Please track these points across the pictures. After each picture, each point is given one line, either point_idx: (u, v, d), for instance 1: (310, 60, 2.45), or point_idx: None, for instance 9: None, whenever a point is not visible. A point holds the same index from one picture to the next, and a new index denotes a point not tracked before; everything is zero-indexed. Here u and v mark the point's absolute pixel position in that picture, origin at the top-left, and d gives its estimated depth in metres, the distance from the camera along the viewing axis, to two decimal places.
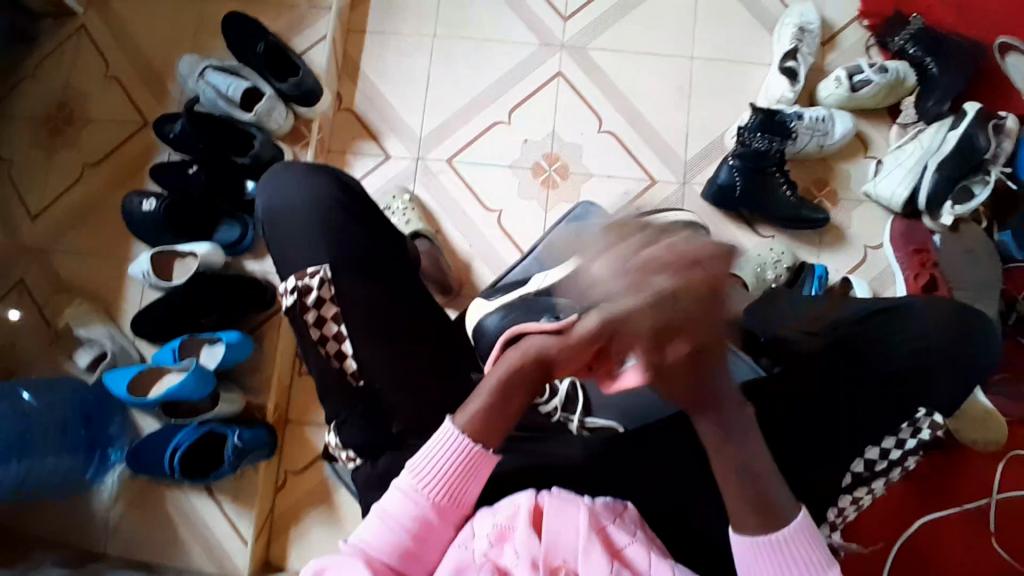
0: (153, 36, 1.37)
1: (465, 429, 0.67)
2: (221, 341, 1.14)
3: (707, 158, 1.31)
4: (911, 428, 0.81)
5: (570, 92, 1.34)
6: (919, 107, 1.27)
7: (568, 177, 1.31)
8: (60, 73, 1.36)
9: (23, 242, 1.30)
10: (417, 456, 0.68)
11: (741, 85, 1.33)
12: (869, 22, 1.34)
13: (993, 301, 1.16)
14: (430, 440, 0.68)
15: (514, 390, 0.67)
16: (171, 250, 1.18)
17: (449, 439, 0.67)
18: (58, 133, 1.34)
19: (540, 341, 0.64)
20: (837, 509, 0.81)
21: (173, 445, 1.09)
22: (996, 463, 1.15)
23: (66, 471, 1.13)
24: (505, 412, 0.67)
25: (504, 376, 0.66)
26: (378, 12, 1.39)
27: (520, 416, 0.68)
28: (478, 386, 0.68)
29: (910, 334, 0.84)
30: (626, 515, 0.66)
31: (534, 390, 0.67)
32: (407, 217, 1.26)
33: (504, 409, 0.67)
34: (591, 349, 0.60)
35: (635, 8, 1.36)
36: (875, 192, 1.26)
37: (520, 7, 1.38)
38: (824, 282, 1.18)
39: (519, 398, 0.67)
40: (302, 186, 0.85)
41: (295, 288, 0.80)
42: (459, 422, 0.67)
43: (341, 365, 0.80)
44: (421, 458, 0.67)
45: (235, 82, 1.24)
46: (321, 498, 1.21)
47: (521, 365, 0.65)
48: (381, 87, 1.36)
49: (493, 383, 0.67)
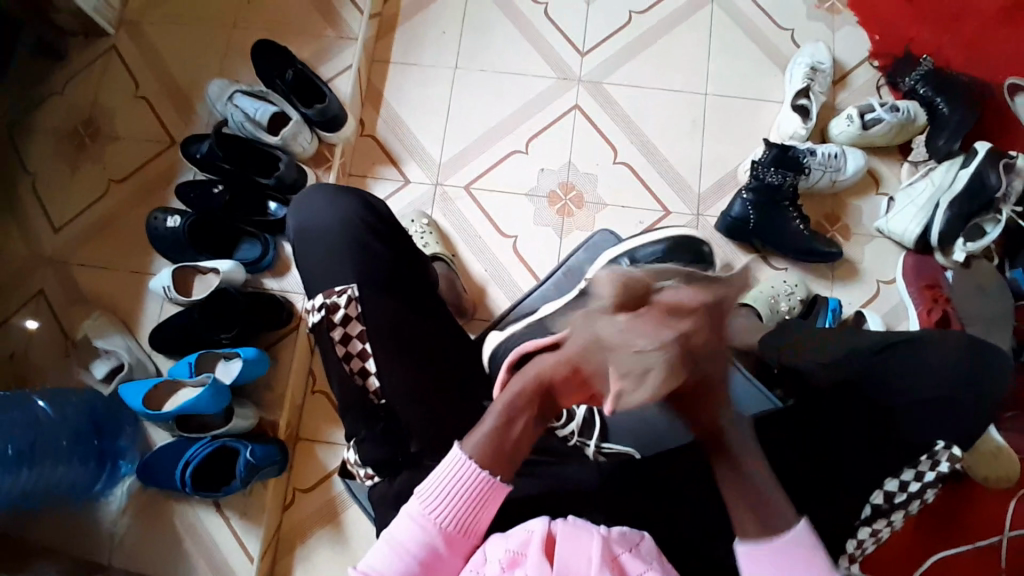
0: (185, 60, 1.42)
1: (473, 456, 0.68)
2: (239, 357, 1.15)
3: (721, 191, 1.33)
4: (930, 460, 0.81)
5: (587, 124, 1.38)
6: (931, 145, 1.29)
7: (583, 206, 1.33)
8: (91, 92, 1.41)
9: (45, 253, 1.33)
10: (427, 481, 0.68)
11: (754, 121, 1.36)
12: (879, 63, 1.37)
13: (1006, 337, 1.17)
14: (439, 466, 0.68)
15: (520, 415, 0.70)
16: (193, 266, 1.20)
17: (457, 465, 0.67)
18: (86, 150, 1.38)
19: (540, 358, 0.74)
20: (855, 541, 0.80)
21: (185, 459, 1.10)
22: (1009, 501, 1.14)
23: (76, 481, 1.14)
24: (511, 438, 0.69)
25: (510, 400, 0.70)
26: (403, 43, 1.44)
27: (525, 448, 0.70)
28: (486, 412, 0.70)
29: (924, 367, 0.85)
30: (641, 545, 0.65)
31: (538, 418, 0.71)
32: (425, 239, 1.28)
33: (510, 434, 0.69)
34: (567, 347, 0.74)
35: (651, 45, 1.41)
36: (887, 229, 1.28)
37: (540, 41, 1.42)
38: (838, 316, 1.20)
39: (524, 424, 0.70)
40: (330, 208, 0.88)
41: (323, 305, 0.82)
42: (467, 448, 0.68)
43: (364, 382, 0.81)
44: (431, 484, 0.67)
45: (263, 106, 1.27)
46: (329, 519, 1.20)
47: (529, 388, 0.71)
48: (403, 115, 1.40)
49: (501, 406, 0.70)
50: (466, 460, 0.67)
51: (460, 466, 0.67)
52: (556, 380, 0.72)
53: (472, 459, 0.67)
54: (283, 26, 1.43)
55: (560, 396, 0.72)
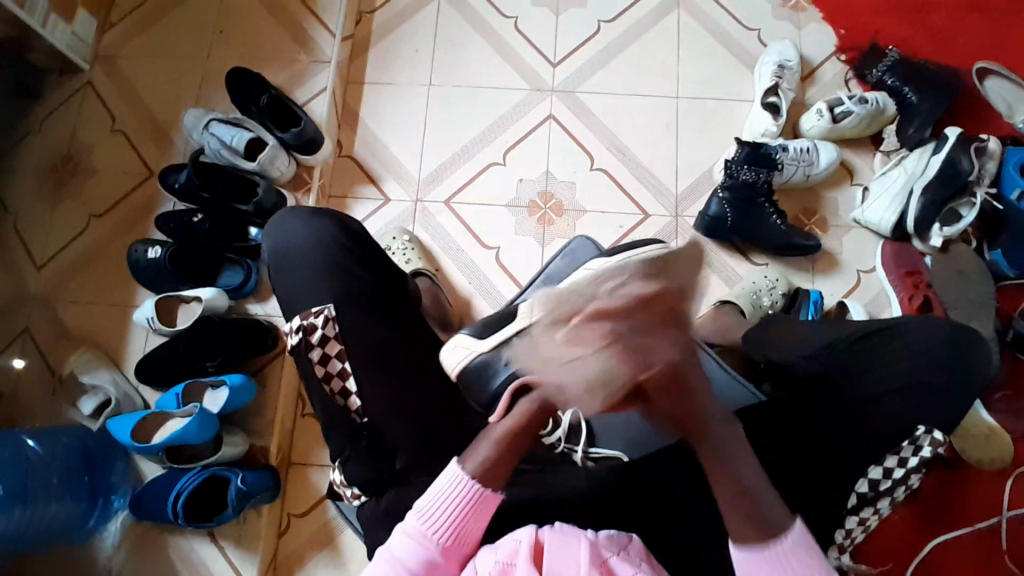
0: (160, 92, 1.43)
1: (475, 475, 0.68)
2: (225, 384, 1.14)
3: (698, 191, 1.35)
4: (911, 446, 0.82)
5: (562, 133, 1.39)
6: (902, 134, 1.31)
7: (563, 213, 1.34)
8: (68, 128, 1.42)
9: (28, 291, 1.32)
10: (423, 498, 0.68)
11: (726, 121, 1.38)
12: (845, 57, 1.40)
13: (987, 319, 1.19)
14: (437, 482, 0.69)
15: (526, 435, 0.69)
16: (176, 296, 1.20)
17: (455, 482, 0.68)
18: (63, 186, 1.38)
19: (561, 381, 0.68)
20: (845, 530, 0.81)
21: (175, 492, 1.08)
22: (1004, 482, 1.14)
23: (67, 521, 1.12)
24: (516, 452, 0.69)
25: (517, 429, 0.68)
26: (376, 63, 1.45)
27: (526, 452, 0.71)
28: (488, 432, 0.69)
29: (905, 356, 0.86)
30: (630, 547, 0.65)
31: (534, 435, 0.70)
32: (407, 256, 1.28)
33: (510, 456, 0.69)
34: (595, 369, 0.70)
35: (620, 53, 1.43)
36: (864, 218, 1.30)
37: (511, 54, 1.44)
38: (820, 307, 1.21)
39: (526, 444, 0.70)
40: (304, 230, 0.88)
41: (301, 326, 0.82)
42: (469, 468, 0.68)
43: (346, 403, 0.81)
44: (427, 501, 0.68)
45: (238, 133, 1.28)
46: (325, 542, 1.19)
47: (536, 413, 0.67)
48: (380, 134, 1.41)
49: (505, 431, 0.68)
50: (466, 477, 0.68)
51: (460, 482, 0.68)
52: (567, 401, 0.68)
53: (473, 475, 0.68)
54: (256, 52, 1.45)
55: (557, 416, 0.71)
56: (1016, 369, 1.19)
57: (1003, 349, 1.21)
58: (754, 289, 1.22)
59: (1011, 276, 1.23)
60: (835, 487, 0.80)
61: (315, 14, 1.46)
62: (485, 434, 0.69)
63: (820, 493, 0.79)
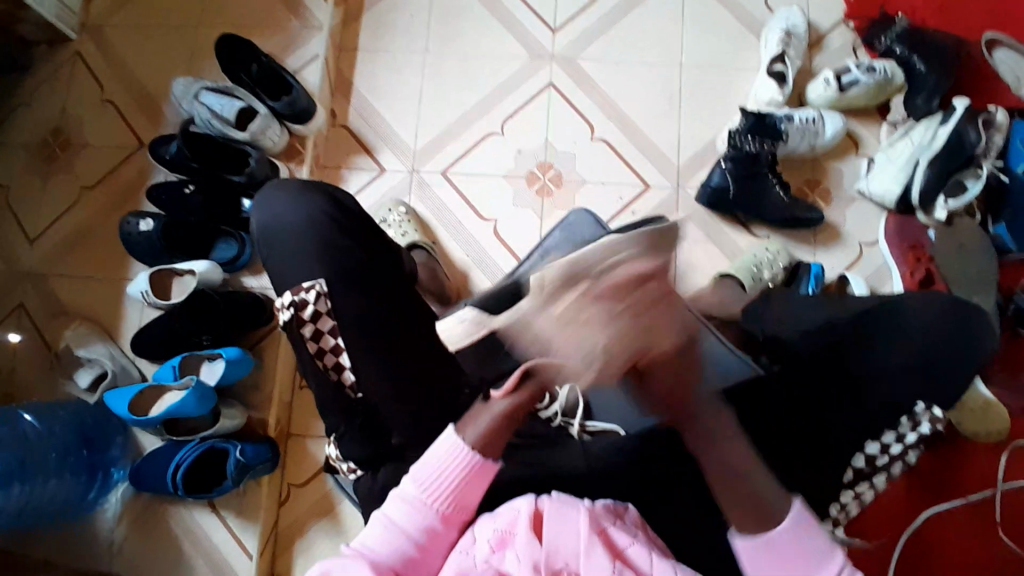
0: (147, 61, 1.39)
1: (474, 444, 0.69)
2: (222, 358, 1.14)
3: (700, 162, 1.32)
4: (910, 422, 0.82)
5: (562, 103, 1.36)
6: (908, 105, 1.28)
7: (562, 186, 1.32)
8: (57, 99, 1.38)
9: (22, 264, 1.31)
10: (422, 466, 0.68)
11: (729, 90, 1.35)
12: (854, 24, 1.35)
13: (989, 295, 1.17)
14: (437, 448, 0.69)
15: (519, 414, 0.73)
16: (170, 268, 1.19)
17: (456, 449, 0.68)
18: (53, 158, 1.36)
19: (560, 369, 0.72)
20: (839, 505, 0.81)
21: (174, 464, 1.09)
22: (999, 455, 1.15)
23: (66, 497, 1.12)
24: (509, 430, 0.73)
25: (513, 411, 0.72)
26: (369, 30, 1.41)
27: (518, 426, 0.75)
28: (485, 408, 0.72)
29: (906, 331, 0.85)
30: (625, 518, 0.66)
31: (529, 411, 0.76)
32: (403, 229, 1.27)
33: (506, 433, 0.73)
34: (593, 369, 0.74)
35: (622, 19, 1.38)
36: (868, 190, 1.28)
37: (509, 20, 1.40)
38: (821, 280, 1.20)
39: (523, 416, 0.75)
40: (295, 203, 0.87)
41: (292, 302, 0.81)
42: (468, 438, 0.69)
43: (340, 377, 0.81)
44: (428, 465, 0.68)
45: (228, 102, 1.25)
46: (324, 513, 1.20)
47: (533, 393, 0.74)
48: (374, 104, 1.38)
49: (503, 409, 0.72)
50: (465, 446, 0.68)
51: (459, 452, 0.68)
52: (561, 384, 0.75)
53: (473, 446, 0.69)
54: (246, 18, 1.40)
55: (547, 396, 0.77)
56: (1015, 344, 1.19)
57: (1004, 323, 1.20)
58: (754, 261, 1.21)
59: (1013, 252, 1.21)
60: (830, 462, 0.80)
61: None
62: (481, 410, 0.73)
63: (815, 467, 0.79)
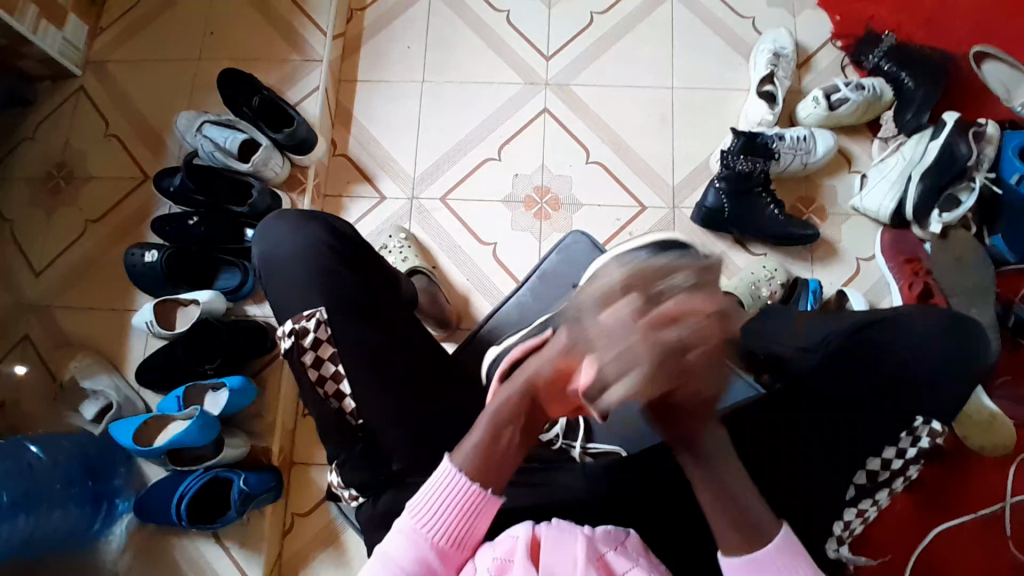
0: (151, 95, 1.43)
1: (462, 469, 0.67)
2: (225, 387, 1.15)
3: (694, 183, 1.34)
4: (910, 437, 0.84)
5: (556, 127, 1.39)
6: (898, 121, 1.30)
7: (559, 208, 1.34)
8: (63, 134, 1.41)
9: (26, 298, 1.33)
10: (417, 498, 0.68)
11: (720, 111, 1.37)
12: (841, 43, 1.39)
13: (987, 306, 1.18)
14: (429, 481, 0.68)
15: (506, 425, 0.68)
16: (175, 299, 1.21)
17: (445, 477, 0.67)
18: (58, 192, 1.38)
19: (528, 365, 0.70)
20: (843, 523, 0.82)
21: (180, 493, 1.08)
22: (1006, 468, 1.14)
23: (70, 530, 1.12)
24: (500, 448, 0.68)
25: (497, 412, 0.68)
26: (368, 61, 1.45)
27: (518, 454, 0.69)
28: (474, 423, 0.69)
29: (902, 346, 0.85)
30: (627, 543, 0.65)
31: (526, 433, 0.69)
32: (403, 254, 1.28)
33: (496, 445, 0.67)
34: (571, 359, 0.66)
35: (614, 44, 1.42)
36: (863, 206, 1.29)
37: (503, 49, 1.43)
38: (820, 296, 1.20)
39: (512, 433, 0.68)
40: (296, 232, 0.88)
41: (293, 331, 0.82)
42: (455, 462, 0.68)
43: (340, 405, 0.81)
44: (421, 499, 0.67)
45: (232, 134, 1.28)
46: (329, 540, 1.20)
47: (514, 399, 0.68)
48: (373, 132, 1.41)
49: (488, 419, 0.68)
50: (454, 471, 0.67)
51: (445, 479, 0.67)
52: (542, 389, 0.68)
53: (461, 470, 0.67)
54: (248, 53, 1.44)
55: (548, 405, 0.69)
56: (1017, 355, 1.19)
57: (1005, 334, 1.20)
58: (751, 279, 1.23)
59: (1011, 262, 1.22)
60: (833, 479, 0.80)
61: (305, 13, 1.45)
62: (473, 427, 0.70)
63: (815, 485, 0.79)
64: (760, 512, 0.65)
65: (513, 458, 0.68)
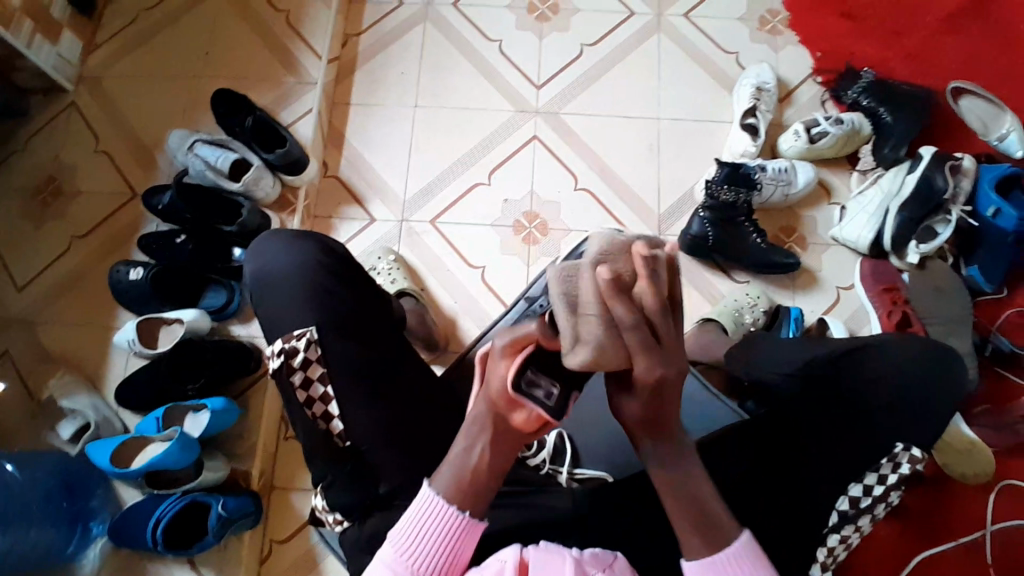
0: (144, 113, 1.43)
1: (440, 493, 0.67)
2: (207, 408, 1.13)
3: (680, 211, 1.37)
4: (891, 463, 0.82)
5: (547, 154, 1.41)
6: (877, 154, 1.34)
7: (548, 233, 1.36)
8: (51, 148, 1.41)
9: (7, 312, 1.30)
10: (402, 529, 0.67)
11: (706, 142, 1.41)
12: (822, 79, 1.44)
13: (964, 335, 1.21)
14: (410, 509, 0.67)
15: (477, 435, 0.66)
16: (158, 317, 1.20)
17: (426, 504, 0.67)
18: (45, 205, 1.37)
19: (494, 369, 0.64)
20: (825, 549, 0.81)
21: (155, 517, 1.05)
22: (986, 494, 1.16)
23: (41, 555, 1.06)
24: (466, 465, 0.67)
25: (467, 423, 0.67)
26: (362, 85, 1.47)
27: (490, 474, 0.67)
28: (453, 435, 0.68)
29: (882, 372, 0.88)
30: (616, 566, 0.65)
31: (501, 443, 0.66)
32: (392, 276, 1.28)
33: (467, 462, 0.67)
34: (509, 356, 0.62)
35: (603, 75, 1.46)
36: (842, 236, 1.32)
37: (495, 76, 1.47)
38: (801, 324, 1.23)
39: (482, 449, 0.67)
40: (287, 253, 0.88)
41: (282, 350, 0.81)
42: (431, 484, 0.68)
43: (328, 426, 0.81)
44: (401, 529, 0.67)
45: (223, 154, 1.28)
46: (307, 569, 1.17)
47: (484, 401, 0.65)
48: (365, 155, 1.42)
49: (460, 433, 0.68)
50: (433, 498, 0.67)
51: (424, 504, 0.67)
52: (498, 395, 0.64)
53: (440, 496, 0.67)
54: (243, 74, 1.46)
55: (512, 419, 0.65)
56: (994, 383, 1.22)
57: (982, 363, 1.24)
58: (735, 307, 1.24)
59: (987, 292, 1.26)
60: (813, 501, 0.81)
61: (301, 36, 1.48)
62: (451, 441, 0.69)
63: (794, 506, 0.81)
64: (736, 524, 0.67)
65: (483, 480, 0.67)
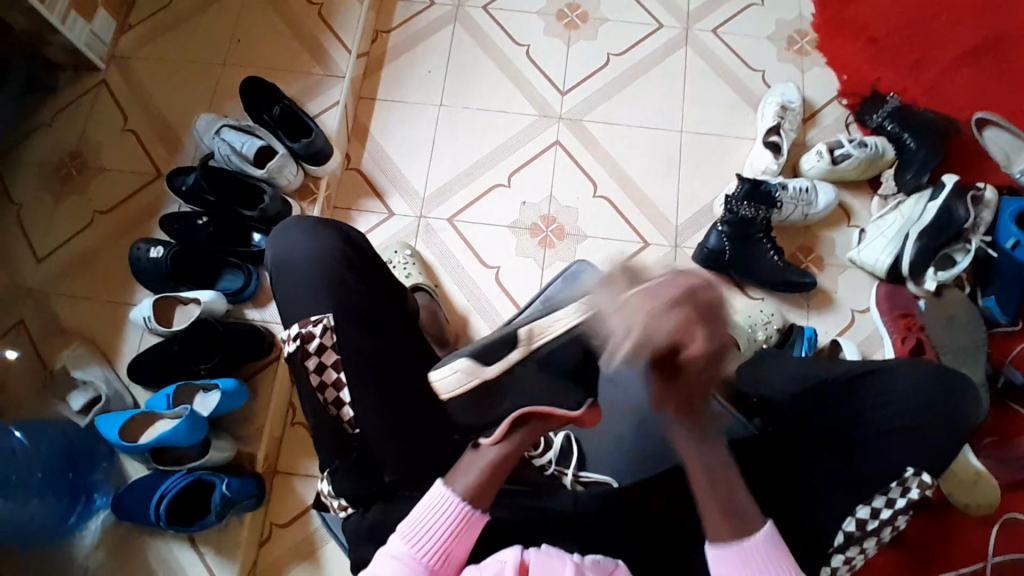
0: (173, 96, 1.45)
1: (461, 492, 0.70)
2: (218, 389, 1.14)
3: (697, 225, 1.37)
4: (899, 487, 0.81)
5: (568, 160, 1.42)
6: (899, 180, 1.33)
7: (564, 238, 1.36)
8: (80, 125, 1.44)
9: (26, 282, 1.32)
10: (409, 523, 0.69)
11: (727, 158, 1.41)
12: (847, 101, 1.44)
13: (979, 366, 1.20)
14: (424, 507, 0.70)
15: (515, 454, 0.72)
16: (174, 296, 1.21)
17: (444, 501, 0.69)
18: (71, 179, 1.40)
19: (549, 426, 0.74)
20: (829, 568, 0.81)
21: (159, 493, 1.07)
22: (990, 527, 1.14)
23: (43, 520, 1.08)
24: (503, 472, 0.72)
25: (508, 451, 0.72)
26: (388, 81, 1.49)
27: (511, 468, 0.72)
28: (474, 459, 0.72)
29: (895, 395, 0.87)
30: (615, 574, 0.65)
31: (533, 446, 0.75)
32: (407, 270, 1.29)
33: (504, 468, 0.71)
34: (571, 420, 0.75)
35: (628, 85, 1.47)
36: (860, 259, 1.31)
37: (519, 79, 1.48)
38: (814, 344, 1.23)
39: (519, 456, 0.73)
40: (308, 240, 0.89)
41: (299, 334, 0.83)
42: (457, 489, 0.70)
43: (339, 413, 0.82)
44: (414, 522, 0.69)
45: (249, 140, 1.30)
46: (304, 555, 1.18)
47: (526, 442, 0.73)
48: (387, 149, 1.44)
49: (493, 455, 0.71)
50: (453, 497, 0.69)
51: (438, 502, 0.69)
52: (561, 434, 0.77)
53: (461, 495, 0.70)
54: (272, 63, 1.48)
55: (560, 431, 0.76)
56: (1004, 416, 1.21)
57: (994, 395, 1.22)
58: (750, 322, 1.23)
59: (1003, 324, 1.25)
60: (809, 517, 0.82)
61: (331, 29, 1.50)
62: (469, 460, 0.72)
63: (790, 522, 0.82)
64: (731, 539, 0.68)
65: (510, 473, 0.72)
